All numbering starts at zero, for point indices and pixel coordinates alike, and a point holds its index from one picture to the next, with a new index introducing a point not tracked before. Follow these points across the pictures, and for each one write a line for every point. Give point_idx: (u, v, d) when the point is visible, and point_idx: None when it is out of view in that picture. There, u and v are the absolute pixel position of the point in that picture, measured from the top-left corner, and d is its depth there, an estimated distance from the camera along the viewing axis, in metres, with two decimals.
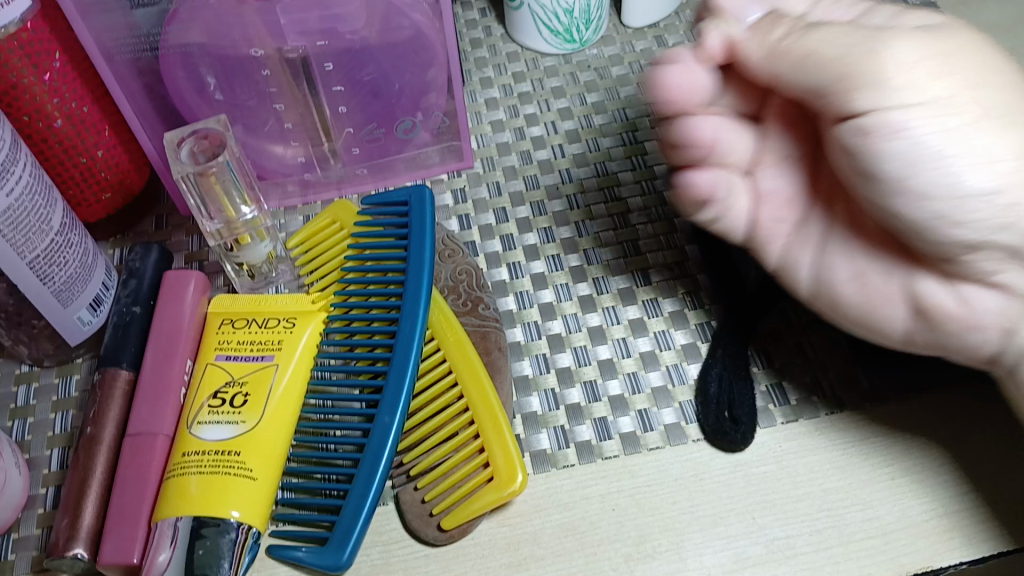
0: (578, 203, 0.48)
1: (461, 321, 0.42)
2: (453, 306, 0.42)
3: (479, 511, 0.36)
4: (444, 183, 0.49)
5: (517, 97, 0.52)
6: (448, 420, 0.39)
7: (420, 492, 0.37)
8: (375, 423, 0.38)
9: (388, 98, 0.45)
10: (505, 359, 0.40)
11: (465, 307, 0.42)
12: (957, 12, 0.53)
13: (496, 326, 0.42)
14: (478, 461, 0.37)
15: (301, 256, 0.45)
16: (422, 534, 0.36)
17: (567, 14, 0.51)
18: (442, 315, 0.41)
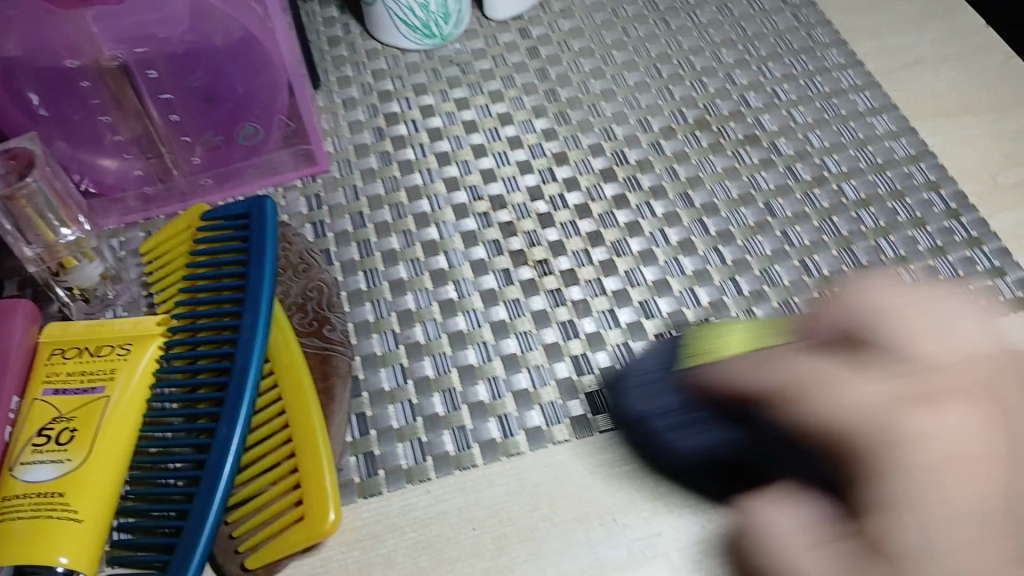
0: (441, 203, 0.46)
1: (302, 343, 0.39)
2: (298, 325, 0.40)
3: (286, 550, 0.34)
4: (298, 188, 0.46)
5: (377, 96, 0.50)
6: (273, 450, 0.36)
7: (229, 526, 0.35)
8: (215, 437, 0.35)
9: (223, 104, 0.42)
10: (345, 388, 0.38)
11: (309, 327, 0.40)
12: None
13: (340, 350, 0.39)
14: (293, 497, 0.35)
15: (154, 274, 0.43)
16: (225, 571, 0.33)
17: (423, 8, 0.50)
18: (283, 339, 0.38)
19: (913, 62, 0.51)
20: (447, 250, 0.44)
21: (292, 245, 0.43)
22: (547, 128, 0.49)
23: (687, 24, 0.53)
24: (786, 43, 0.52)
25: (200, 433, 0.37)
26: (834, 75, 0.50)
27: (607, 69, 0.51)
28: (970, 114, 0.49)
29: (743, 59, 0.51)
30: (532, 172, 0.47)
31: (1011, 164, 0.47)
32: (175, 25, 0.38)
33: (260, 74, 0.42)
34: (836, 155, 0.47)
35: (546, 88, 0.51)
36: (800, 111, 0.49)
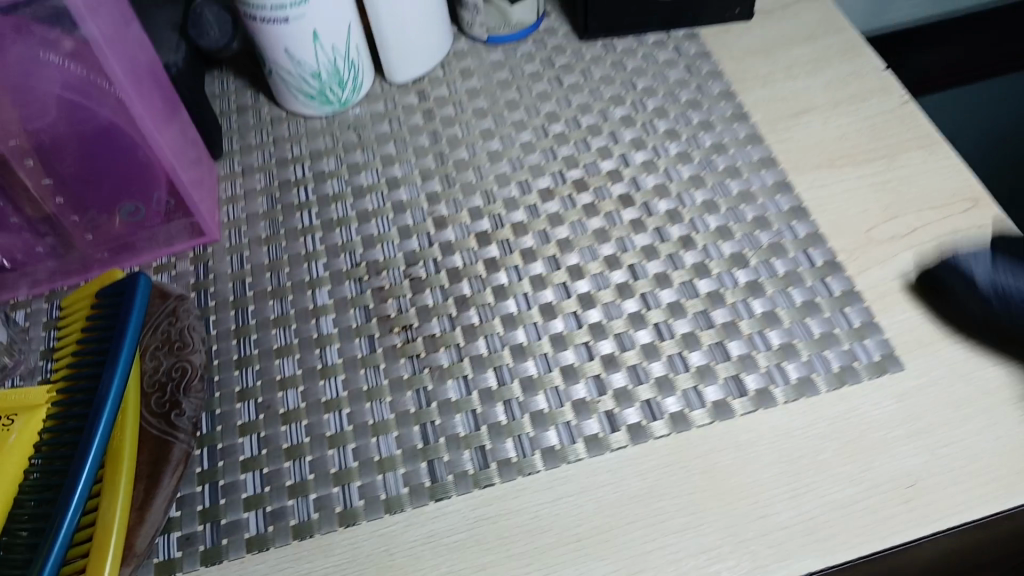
0: (320, 270, 0.48)
1: (148, 424, 0.41)
2: (154, 405, 0.42)
3: None
4: (188, 257, 0.49)
5: (276, 163, 0.53)
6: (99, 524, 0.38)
7: None
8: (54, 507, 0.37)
9: (103, 185, 0.46)
10: (170, 476, 0.40)
11: (162, 408, 0.42)
12: (716, 42, 0.56)
13: (181, 436, 0.41)
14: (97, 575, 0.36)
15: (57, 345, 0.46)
16: None
17: (315, 76, 0.52)
18: (132, 418, 0.41)
19: (804, 111, 0.51)
20: (319, 316, 0.46)
21: (178, 321, 0.45)
22: (434, 190, 0.51)
23: (581, 81, 0.55)
24: (675, 97, 0.53)
25: (46, 505, 0.39)
26: (719, 129, 0.51)
27: (497, 130, 0.53)
28: (852, 165, 0.49)
29: (633, 115, 0.53)
30: (411, 236, 0.49)
31: (887, 219, 0.46)
32: (43, 117, 0.42)
33: (135, 155, 0.45)
34: (710, 215, 0.48)
35: (435, 151, 0.53)
36: (680, 167, 0.50)
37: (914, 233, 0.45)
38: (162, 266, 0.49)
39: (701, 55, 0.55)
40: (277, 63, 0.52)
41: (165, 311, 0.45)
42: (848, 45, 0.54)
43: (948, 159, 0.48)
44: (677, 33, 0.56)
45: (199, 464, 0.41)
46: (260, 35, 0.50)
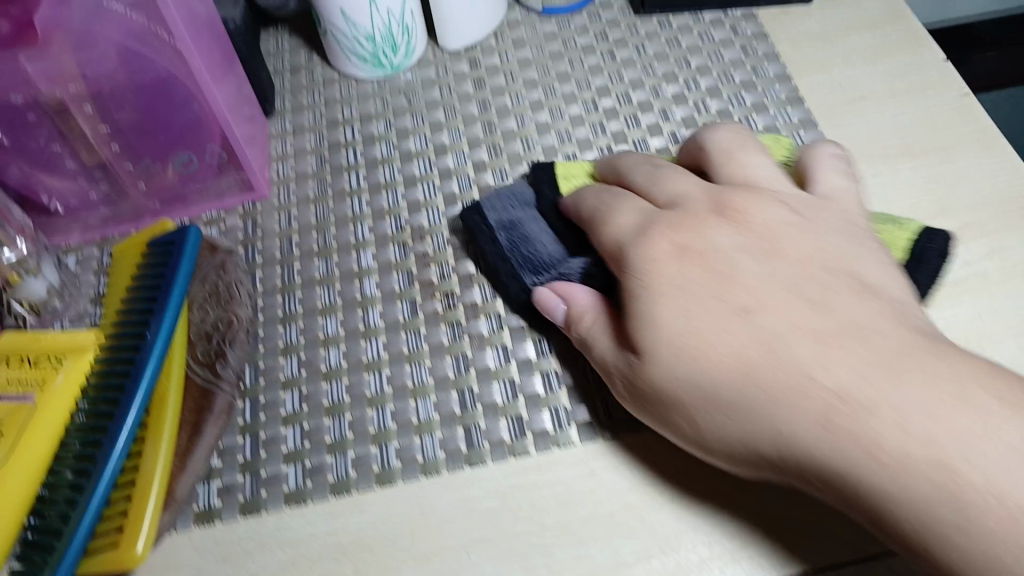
0: (366, 232, 0.48)
1: (193, 372, 0.42)
2: (199, 355, 0.42)
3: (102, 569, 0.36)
4: (238, 212, 0.50)
5: (326, 124, 0.53)
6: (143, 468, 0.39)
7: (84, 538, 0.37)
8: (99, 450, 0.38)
9: (157, 135, 0.46)
10: (212, 427, 0.41)
11: (207, 359, 0.42)
12: (775, 23, 0.55)
13: (224, 387, 0.42)
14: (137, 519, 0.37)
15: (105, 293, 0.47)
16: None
17: (369, 39, 0.52)
18: (179, 366, 0.41)
19: (860, 99, 0.50)
20: (363, 278, 0.46)
21: (226, 273, 0.45)
22: (481, 159, 0.51)
23: (633, 56, 0.54)
24: (729, 78, 0.52)
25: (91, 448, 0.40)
26: (772, 113, 0.50)
27: (547, 102, 0.53)
28: (905, 158, 0.48)
29: (684, 94, 0.52)
30: (455, 204, 0.49)
31: (938, 214, 0.45)
32: (102, 65, 0.42)
33: (189, 108, 0.45)
34: None
35: (485, 120, 0.53)
36: None
37: (965, 228, 0.45)
38: (211, 220, 0.49)
39: (758, 35, 0.54)
40: (332, 24, 0.52)
41: (213, 263, 0.46)
42: (914, 34, 0.53)
43: (1005, 159, 0.47)
44: (734, 13, 0.55)
45: (242, 415, 0.42)
46: None
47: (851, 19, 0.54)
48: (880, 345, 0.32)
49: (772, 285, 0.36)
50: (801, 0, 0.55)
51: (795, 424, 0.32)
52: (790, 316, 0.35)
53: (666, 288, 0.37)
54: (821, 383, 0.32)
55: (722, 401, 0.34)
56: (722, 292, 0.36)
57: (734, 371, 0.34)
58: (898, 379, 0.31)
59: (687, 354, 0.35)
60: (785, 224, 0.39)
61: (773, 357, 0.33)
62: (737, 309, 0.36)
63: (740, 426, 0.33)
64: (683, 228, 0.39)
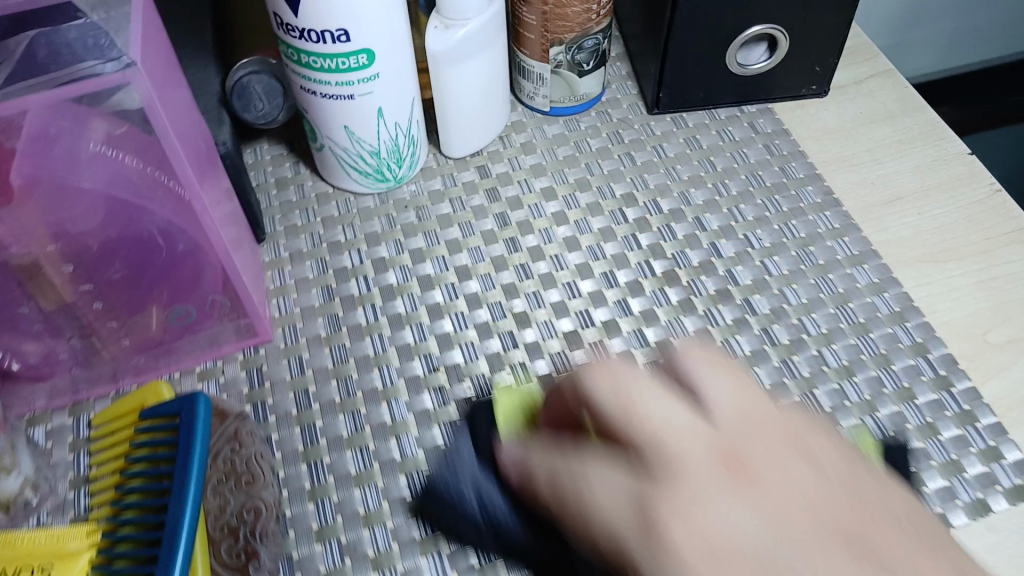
0: (392, 376, 0.43)
1: None
2: (224, 556, 0.36)
3: None
4: (238, 361, 0.43)
5: (327, 247, 0.48)
6: None
7: None
8: None
9: (150, 291, 0.40)
10: None
11: (237, 559, 0.36)
12: (794, 116, 0.53)
13: None
14: None
15: (94, 477, 0.40)
16: None
17: (374, 154, 0.47)
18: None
19: (895, 199, 0.48)
20: (399, 434, 0.41)
21: (242, 447, 0.39)
22: (510, 283, 0.46)
23: (653, 158, 0.51)
24: (758, 180, 0.49)
25: None
26: (810, 218, 0.48)
27: (570, 214, 0.49)
28: (952, 261, 0.46)
29: (714, 200, 0.49)
30: (491, 336, 0.44)
31: (1001, 321, 0.43)
32: (88, 220, 0.35)
33: (190, 257, 0.39)
34: (815, 314, 0.44)
35: (507, 236, 0.48)
36: (775, 261, 0.46)
37: None
38: (207, 372, 0.43)
39: (779, 131, 0.52)
40: (332, 140, 0.47)
41: (225, 434, 0.40)
42: (929, 126, 0.52)
43: None
44: (748, 109, 0.53)
45: None
46: (318, 109, 0.45)
47: (868, 111, 0.53)
48: (835, 460, 0.29)
49: (690, 418, 0.29)
50: (813, 95, 0.53)
51: (603, 494, 0.28)
52: (743, 414, 0.30)
53: (632, 396, 0.29)
54: (719, 457, 0.28)
55: (669, 514, 0.27)
56: (647, 407, 0.29)
57: (683, 466, 0.28)
58: (791, 467, 0.28)
59: (607, 471, 0.29)
60: (714, 363, 0.31)
61: (746, 469, 0.28)
62: (695, 390, 0.30)
63: (615, 539, 0.28)
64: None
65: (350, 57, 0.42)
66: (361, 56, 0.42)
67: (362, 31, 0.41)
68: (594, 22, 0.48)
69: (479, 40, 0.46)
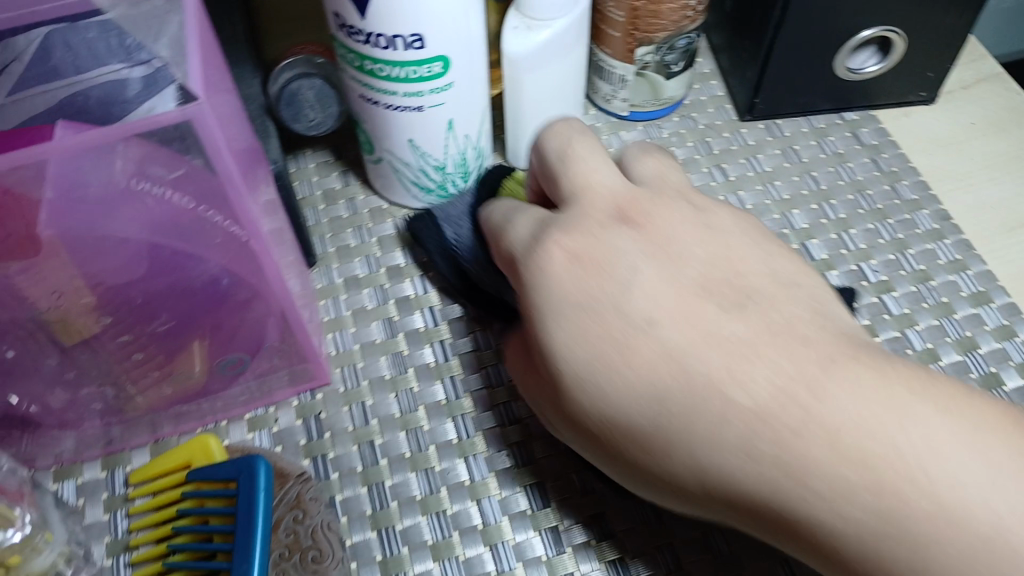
0: (468, 428, 0.38)
1: None
2: None
3: None
4: (293, 407, 0.38)
5: (386, 273, 0.43)
6: None
7: None
8: None
9: (195, 337, 0.35)
10: None
11: None
12: (898, 126, 0.47)
13: None
14: None
15: (135, 542, 0.35)
16: None
17: (439, 170, 0.42)
18: None
19: (1019, 226, 0.43)
20: (479, 498, 0.36)
21: (307, 516, 0.34)
22: None
23: (748, 172, 0.46)
24: (868, 200, 0.44)
25: None
26: (929, 247, 0.43)
27: None
28: None
29: (820, 223, 0.44)
30: None
31: None
32: (130, 272, 0.30)
33: (245, 302, 0.34)
34: (943, 361, 0.38)
35: None
36: (894, 298, 0.41)
37: None
38: (258, 421, 0.38)
39: (886, 143, 0.47)
40: (393, 153, 0.41)
41: (286, 500, 0.34)
42: None
43: None
44: (848, 116, 0.48)
45: None
46: (378, 121, 0.39)
47: (981, 122, 0.47)
48: (915, 404, 0.25)
49: (673, 299, 0.29)
50: (920, 101, 0.48)
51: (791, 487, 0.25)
52: (709, 333, 0.28)
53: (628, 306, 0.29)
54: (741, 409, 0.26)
55: (698, 433, 0.26)
56: (621, 311, 0.29)
57: (700, 414, 0.27)
58: (896, 404, 0.25)
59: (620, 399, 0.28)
60: (691, 232, 0.31)
61: (800, 407, 0.25)
62: (725, 298, 0.29)
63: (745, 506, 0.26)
64: (578, 236, 0.31)
65: (423, 66, 0.36)
66: (435, 65, 0.36)
67: (438, 37, 0.35)
68: (689, 20, 0.42)
69: (562, 45, 0.41)
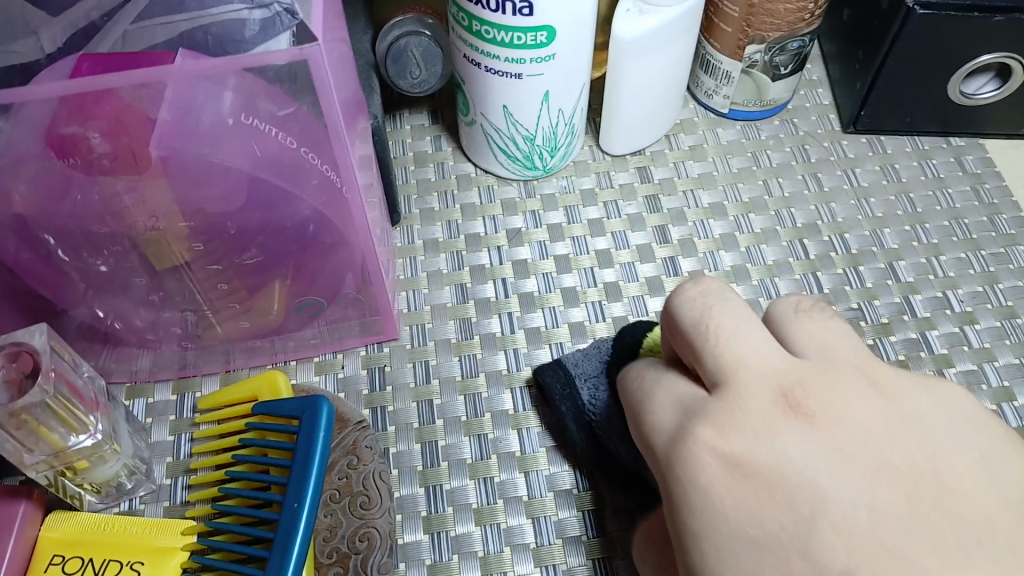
0: (526, 401, 0.38)
1: None
2: None
3: None
4: (359, 356, 0.39)
5: (464, 240, 0.43)
6: None
7: None
8: None
9: (278, 274, 0.35)
10: None
11: None
12: (1007, 157, 0.46)
13: None
14: None
15: (195, 463, 0.37)
16: None
17: (528, 140, 0.42)
18: None
19: None
20: (528, 470, 0.36)
21: (361, 463, 0.35)
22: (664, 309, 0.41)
23: (842, 185, 0.45)
24: (963, 229, 0.43)
25: None
26: (1021, 283, 0.41)
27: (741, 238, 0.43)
28: None
29: (909, 245, 0.42)
30: None
31: None
32: (227, 202, 0.31)
33: (329, 246, 0.35)
34: (1019, 401, 0.37)
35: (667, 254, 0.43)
36: (976, 330, 0.39)
37: None
38: (325, 365, 0.39)
39: (990, 173, 0.45)
40: (486, 118, 0.41)
41: (344, 444, 0.35)
42: None
43: None
44: (954, 142, 0.46)
45: None
46: (477, 83, 0.40)
47: None
48: (966, 463, 0.23)
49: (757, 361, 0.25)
50: None
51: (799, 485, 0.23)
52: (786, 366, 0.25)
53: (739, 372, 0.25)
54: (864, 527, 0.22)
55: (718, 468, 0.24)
56: (711, 392, 0.25)
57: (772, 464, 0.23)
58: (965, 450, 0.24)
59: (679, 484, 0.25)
60: (838, 335, 0.26)
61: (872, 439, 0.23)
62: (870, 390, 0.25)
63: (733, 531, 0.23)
64: (687, 300, 0.27)
65: (529, 33, 0.36)
66: (540, 34, 0.37)
67: (547, 6, 0.35)
68: (805, 23, 0.41)
69: (671, 33, 0.40)
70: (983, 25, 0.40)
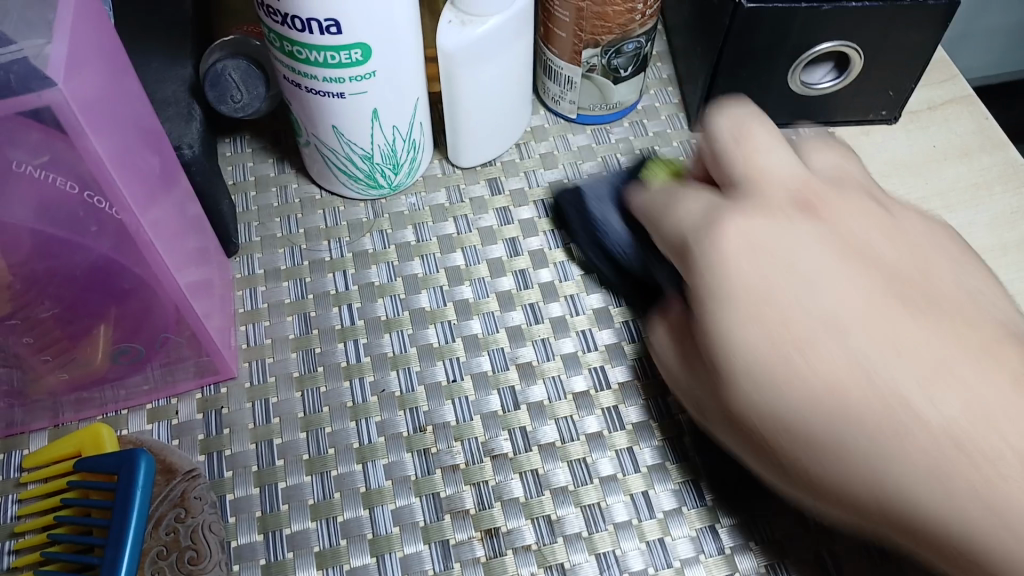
0: (371, 433, 0.37)
1: None
2: None
3: None
4: (195, 400, 0.37)
5: (309, 267, 0.41)
6: None
7: None
8: None
9: (90, 320, 0.34)
10: None
11: None
12: (856, 144, 0.46)
13: None
14: None
15: (19, 525, 0.35)
16: None
17: (366, 160, 0.41)
18: None
19: None
20: (373, 506, 0.35)
21: (190, 515, 0.33)
22: (515, 324, 0.40)
23: None
24: None
25: None
26: None
27: None
28: None
29: None
30: (490, 391, 0.38)
31: None
32: (11, 253, 0.29)
33: (137, 291, 0.33)
34: None
35: (516, 267, 0.42)
36: None
37: None
38: (158, 412, 0.37)
39: None
40: (319, 139, 0.40)
41: (169, 497, 0.33)
42: (1009, 167, 0.45)
43: None
44: (804, 131, 0.46)
45: None
46: (303, 104, 0.38)
47: (942, 146, 0.46)
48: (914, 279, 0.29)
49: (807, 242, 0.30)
50: (883, 120, 0.46)
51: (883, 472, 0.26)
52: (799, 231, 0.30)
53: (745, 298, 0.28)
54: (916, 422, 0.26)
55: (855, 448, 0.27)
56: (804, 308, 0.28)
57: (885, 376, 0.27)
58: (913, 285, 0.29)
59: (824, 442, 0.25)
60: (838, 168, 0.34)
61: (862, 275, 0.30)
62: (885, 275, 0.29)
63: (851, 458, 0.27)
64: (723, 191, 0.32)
65: (342, 51, 0.35)
66: (354, 51, 0.35)
67: (356, 23, 0.34)
68: (638, 23, 0.40)
69: (502, 40, 0.39)
70: (814, 15, 0.39)
